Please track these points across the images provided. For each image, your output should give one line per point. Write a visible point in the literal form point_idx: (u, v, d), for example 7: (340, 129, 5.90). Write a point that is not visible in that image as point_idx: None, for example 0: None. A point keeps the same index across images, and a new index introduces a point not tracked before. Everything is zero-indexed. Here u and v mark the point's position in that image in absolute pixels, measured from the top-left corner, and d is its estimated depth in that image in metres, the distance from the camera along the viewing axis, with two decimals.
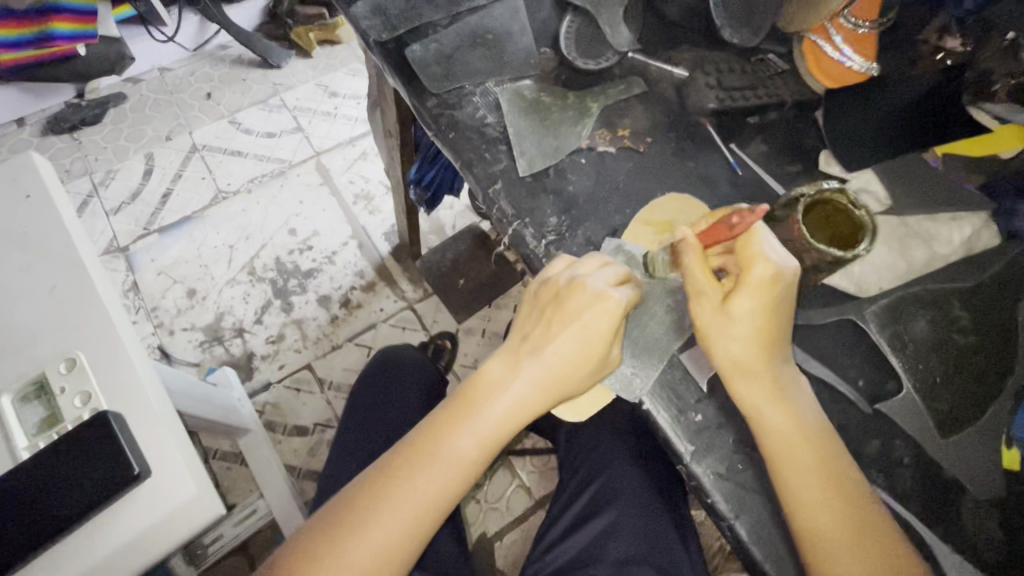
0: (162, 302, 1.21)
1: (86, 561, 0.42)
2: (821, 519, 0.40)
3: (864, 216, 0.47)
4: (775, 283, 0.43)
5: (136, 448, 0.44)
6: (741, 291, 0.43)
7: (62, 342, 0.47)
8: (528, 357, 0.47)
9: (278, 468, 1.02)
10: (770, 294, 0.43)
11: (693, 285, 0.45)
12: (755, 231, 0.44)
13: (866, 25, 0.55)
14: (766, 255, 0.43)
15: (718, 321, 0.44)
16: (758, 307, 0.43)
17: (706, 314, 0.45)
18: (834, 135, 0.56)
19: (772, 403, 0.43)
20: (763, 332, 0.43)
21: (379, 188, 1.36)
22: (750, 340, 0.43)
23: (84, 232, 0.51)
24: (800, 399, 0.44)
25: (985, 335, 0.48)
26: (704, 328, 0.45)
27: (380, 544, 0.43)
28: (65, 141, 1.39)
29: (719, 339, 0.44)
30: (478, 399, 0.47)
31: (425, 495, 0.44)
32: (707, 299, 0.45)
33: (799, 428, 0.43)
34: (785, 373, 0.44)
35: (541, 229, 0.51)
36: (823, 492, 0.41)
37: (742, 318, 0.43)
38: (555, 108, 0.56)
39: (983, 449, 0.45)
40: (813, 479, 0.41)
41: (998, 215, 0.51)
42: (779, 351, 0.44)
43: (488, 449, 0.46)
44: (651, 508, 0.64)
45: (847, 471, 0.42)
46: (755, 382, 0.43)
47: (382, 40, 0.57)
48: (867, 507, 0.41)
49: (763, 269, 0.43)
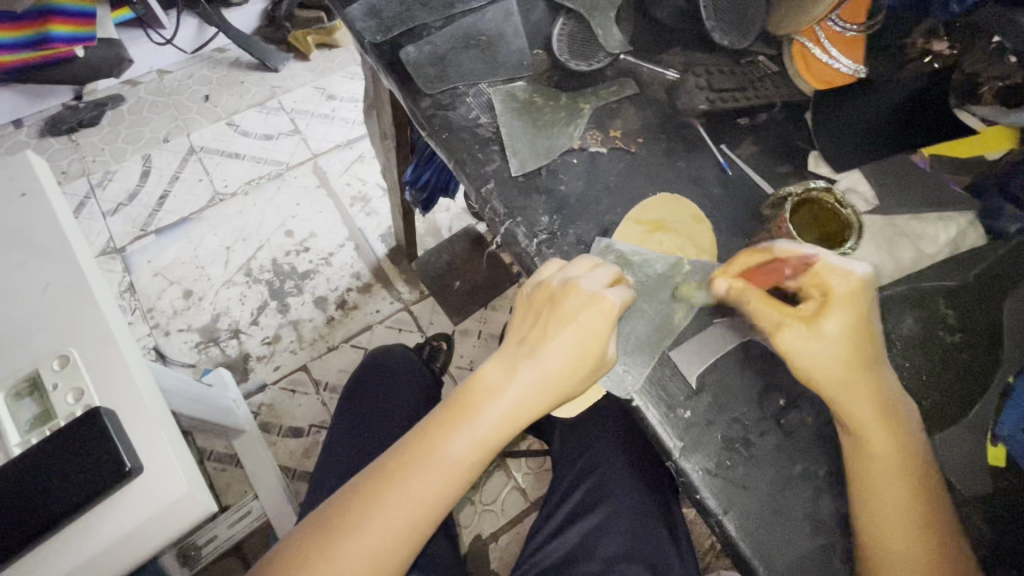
0: (158, 302, 1.21)
1: (77, 557, 0.42)
2: (899, 543, 0.40)
3: (851, 215, 0.48)
4: (860, 295, 0.42)
5: (128, 445, 0.44)
6: (830, 311, 0.42)
7: (56, 340, 0.47)
8: (525, 359, 0.47)
9: (272, 469, 1.02)
10: (858, 308, 0.42)
11: (774, 318, 0.44)
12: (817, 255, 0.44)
13: (854, 28, 0.56)
14: (842, 268, 0.43)
15: (814, 347, 0.42)
16: (850, 324, 0.42)
17: (797, 338, 0.42)
18: (823, 137, 0.56)
19: (877, 420, 0.41)
20: (859, 349, 0.42)
21: (376, 190, 1.37)
22: (848, 356, 0.41)
23: (79, 231, 0.52)
24: (904, 414, 0.43)
25: (970, 333, 0.49)
26: (798, 355, 0.42)
27: (372, 549, 0.43)
28: (63, 142, 1.40)
29: (815, 361, 0.42)
30: (472, 403, 0.47)
31: (416, 499, 0.44)
32: (792, 323, 0.43)
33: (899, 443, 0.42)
34: (887, 386, 0.42)
35: (532, 228, 0.52)
36: (905, 516, 0.40)
37: (836, 338, 0.41)
38: (548, 109, 0.56)
39: (968, 445, 0.45)
40: (900, 501, 0.41)
41: (982, 214, 0.52)
42: (877, 362, 0.42)
43: (481, 453, 0.46)
44: (643, 505, 0.64)
45: (934, 493, 0.41)
46: (861, 396, 0.41)
47: (376, 41, 0.58)
48: (932, 506, 0.41)
49: (846, 283, 0.42)
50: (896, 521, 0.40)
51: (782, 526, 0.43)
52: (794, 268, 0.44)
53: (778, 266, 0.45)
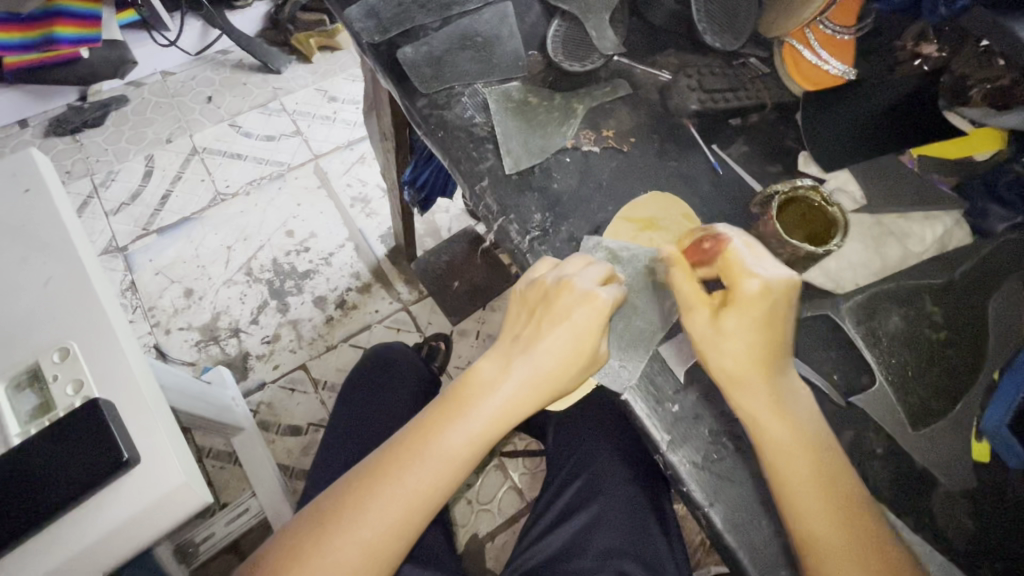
0: (159, 301, 1.22)
1: (75, 545, 0.43)
2: (822, 531, 0.40)
3: (837, 213, 0.50)
4: (765, 299, 0.43)
5: (126, 436, 0.45)
6: (732, 308, 0.43)
7: (56, 333, 0.48)
8: (519, 356, 0.47)
9: (270, 467, 1.03)
10: (762, 309, 0.43)
11: (684, 301, 0.46)
12: (734, 247, 0.45)
13: (843, 31, 0.57)
14: (754, 270, 0.43)
15: (712, 337, 0.44)
16: (751, 325, 0.43)
17: (699, 327, 0.45)
18: (813, 137, 0.57)
19: (771, 415, 0.43)
20: (758, 348, 0.43)
21: (376, 191, 1.38)
22: (744, 354, 0.43)
23: (81, 227, 0.53)
24: (799, 408, 0.43)
25: (955, 330, 0.49)
26: (697, 340, 0.45)
27: (367, 544, 0.43)
28: (67, 142, 1.41)
29: (712, 354, 0.44)
30: (468, 398, 0.47)
31: (411, 494, 0.44)
32: (699, 312, 0.45)
33: (802, 440, 0.42)
34: (783, 385, 0.44)
35: (525, 225, 0.53)
36: (823, 505, 0.41)
37: (734, 334, 0.43)
38: (542, 109, 0.57)
39: (953, 440, 0.46)
40: (813, 490, 0.41)
41: (968, 214, 0.53)
42: (779, 366, 0.44)
43: (477, 448, 0.46)
44: (635, 501, 0.64)
45: (847, 480, 0.42)
46: (752, 395, 0.43)
47: (375, 42, 0.59)
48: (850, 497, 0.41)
49: (755, 285, 0.43)
50: (816, 509, 0.41)
51: (765, 519, 0.44)
52: (715, 245, 0.46)
53: (705, 244, 0.47)
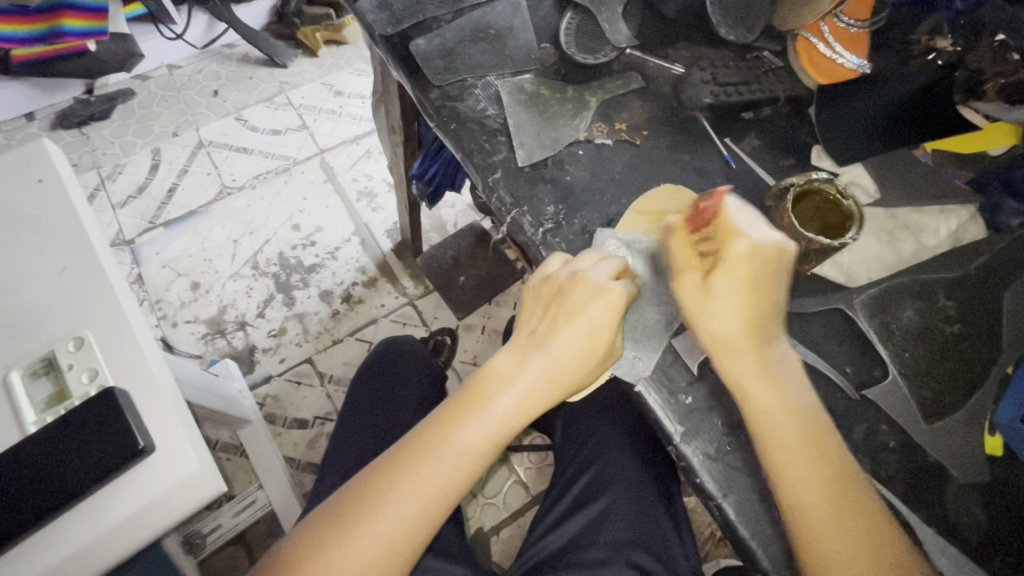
0: (166, 294, 1.23)
1: (90, 533, 0.43)
2: (810, 499, 0.40)
3: (852, 207, 0.49)
4: (751, 260, 0.43)
5: (142, 425, 0.45)
6: (721, 268, 0.43)
7: (70, 322, 0.48)
8: (536, 351, 0.47)
9: (278, 460, 1.03)
10: (750, 270, 0.43)
11: (677, 266, 0.46)
12: (727, 209, 0.45)
13: (857, 25, 0.57)
14: (744, 230, 0.44)
15: (703, 300, 0.44)
16: (739, 285, 0.43)
17: (690, 290, 0.44)
18: (827, 129, 0.57)
19: (758, 381, 0.43)
20: (746, 311, 0.43)
21: (382, 185, 1.38)
22: (731, 314, 0.43)
23: (93, 216, 0.53)
24: (789, 376, 0.43)
25: (970, 324, 0.49)
26: (687, 305, 0.44)
27: (385, 538, 0.43)
28: (73, 135, 1.42)
29: (700, 315, 0.44)
30: (483, 393, 0.47)
31: (427, 489, 0.44)
32: (690, 275, 0.45)
33: (790, 412, 0.42)
34: (772, 353, 0.44)
35: (538, 217, 0.53)
36: (810, 472, 0.40)
37: (723, 293, 0.43)
38: (554, 101, 0.57)
39: (967, 434, 0.46)
40: (800, 458, 0.41)
41: (983, 209, 0.53)
42: (765, 331, 0.43)
43: (494, 442, 0.46)
44: (645, 494, 0.64)
45: (835, 450, 0.42)
46: (739, 359, 0.43)
47: (387, 33, 0.59)
48: (841, 471, 0.41)
49: (742, 245, 0.43)
50: (803, 478, 0.40)
51: (779, 510, 0.44)
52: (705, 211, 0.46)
53: (703, 206, 0.47)
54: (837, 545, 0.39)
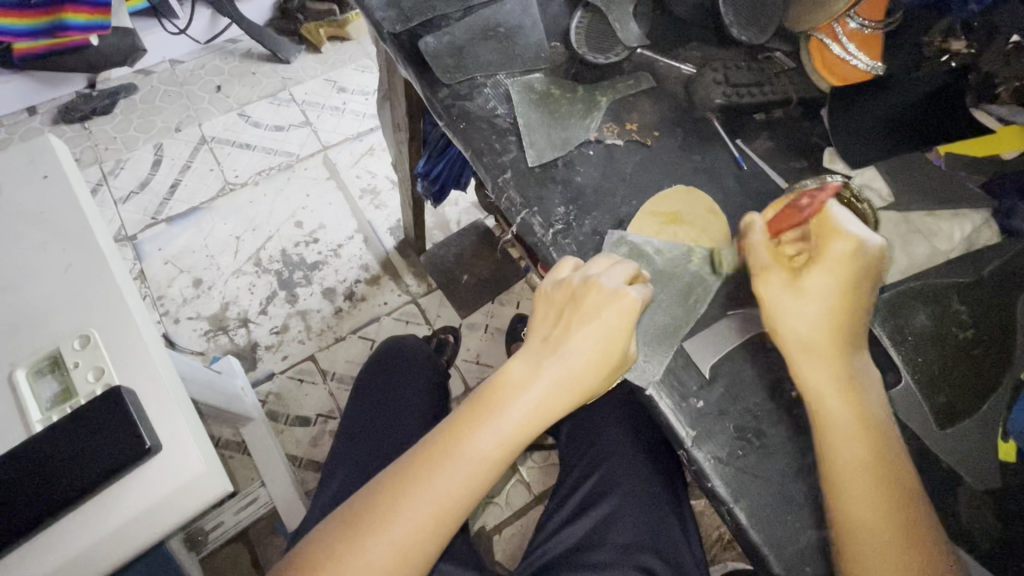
0: (169, 290, 1.22)
1: (95, 533, 0.43)
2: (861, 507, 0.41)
3: (866, 210, 0.50)
4: (852, 260, 0.43)
5: (147, 424, 0.44)
6: (816, 267, 0.44)
7: (75, 320, 0.47)
8: (549, 357, 0.47)
9: (280, 457, 1.03)
10: (847, 271, 0.43)
11: (761, 262, 0.46)
12: (828, 209, 0.45)
13: (871, 26, 0.55)
14: (848, 230, 0.44)
15: (792, 298, 0.44)
16: (834, 286, 0.43)
17: (777, 288, 0.44)
18: (839, 132, 0.57)
19: (834, 387, 0.42)
20: (836, 314, 0.43)
21: (385, 183, 1.37)
22: (820, 317, 0.43)
23: (99, 213, 0.52)
24: (865, 386, 0.43)
25: (983, 330, 0.49)
26: (774, 304, 0.44)
27: (399, 544, 0.43)
28: (76, 130, 1.41)
29: (787, 314, 0.44)
30: (497, 400, 0.46)
31: (443, 494, 0.44)
32: (780, 274, 0.45)
33: (862, 422, 0.42)
34: (854, 361, 0.43)
35: (548, 218, 0.52)
36: (870, 480, 0.41)
37: (815, 294, 0.43)
38: (565, 101, 0.57)
39: (980, 440, 0.46)
40: (861, 467, 0.41)
41: (998, 213, 0.53)
42: (851, 337, 0.43)
43: (507, 449, 0.46)
44: (654, 497, 0.64)
45: (899, 465, 0.41)
46: (820, 360, 0.43)
47: (395, 31, 0.59)
48: (901, 484, 0.41)
49: (844, 245, 0.44)
50: (859, 488, 0.41)
51: (791, 517, 0.43)
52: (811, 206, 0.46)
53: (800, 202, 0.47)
54: (877, 554, 0.40)
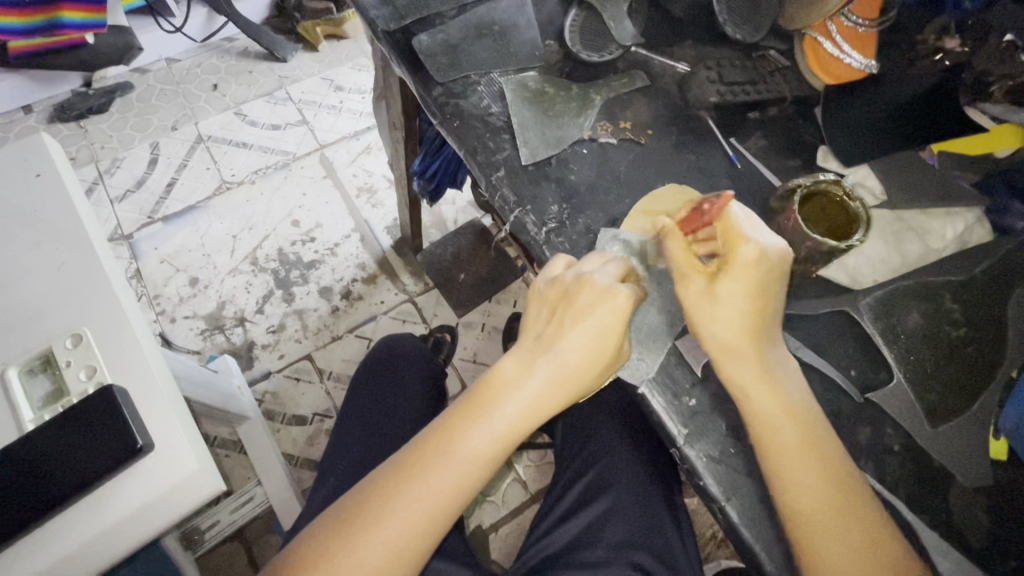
0: (165, 289, 1.22)
1: (88, 532, 0.43)
2: (812, 506, 0.40)
3: (858, 208, 0.49)
4: (760, 264, 0.43)
5: (140, 423, 0.44)
6: (728, 272, 0.43)
7: (68, 319, 0.47)
8: (542, 355, 0.47)
9: (277, 457, 1.03)
10: (755, 275, 0.43)
11: (678, 267, 0.45)
12: (732, 213, 0.45)
13: (865, 23, 0.55)
14: (753, 236, 0.44)
15: (708, 304, 0.43)
16: (745, 290, 0.43)
17: (694, 294, 0.44)
18: (833, 130, 0.57)
19: (761, 388, 0.42)
20: (751, 317, 0.43)
21: (382, 181, 1.37)
22: (737, 320, 0.42)
23: (92, 212, 0.52)
24: (788, 380, 0.43)
25: (976, 328, 0.49)
26: (692, 309, 0.44)
27: (392, 544, 0.43)
28: (72, 129, 1.41)
29: (705, 320, 0.43)
30: (491, 398, 0.46)
31: (437, 493, 0.44)
32: (694, 279, 0.44)
33: (791, 417, 0.42)
34: (772, 358, 0.43)
35: (542, 217, 0.52)
36: (813, 474, 0.40)
37: (730, 298, 0.43)
38: (559, 99, 0.57)
39: (971, 438, 0.46)
40: (803, 463, 0.41)
41: (991, 210, 0.53)
42: (766, 338, 0.43)
43: (501, 447, 0.46)
44: (648, 496, 0.64)
45: (837, 456, 0.42)
46: (741, 364, 0.42)
47: (389, 29, 0.58)
48: (843, 475, 0.41)
49: (750, 250, 0.43)
50: (806, 484, 0.40)
51: (782, 515, 0.43)
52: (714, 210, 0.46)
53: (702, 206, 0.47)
54: (836, 549, 0.39)
